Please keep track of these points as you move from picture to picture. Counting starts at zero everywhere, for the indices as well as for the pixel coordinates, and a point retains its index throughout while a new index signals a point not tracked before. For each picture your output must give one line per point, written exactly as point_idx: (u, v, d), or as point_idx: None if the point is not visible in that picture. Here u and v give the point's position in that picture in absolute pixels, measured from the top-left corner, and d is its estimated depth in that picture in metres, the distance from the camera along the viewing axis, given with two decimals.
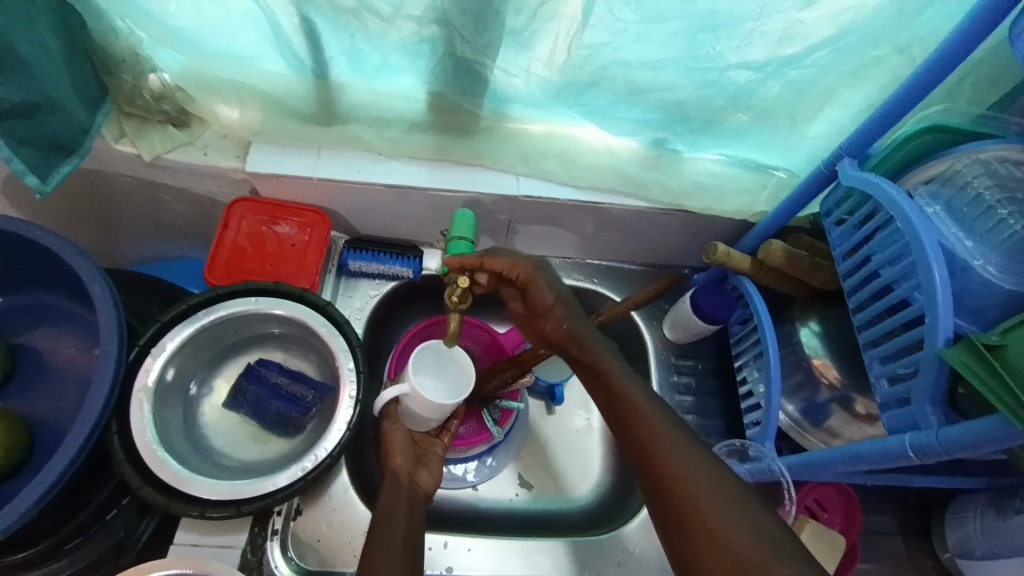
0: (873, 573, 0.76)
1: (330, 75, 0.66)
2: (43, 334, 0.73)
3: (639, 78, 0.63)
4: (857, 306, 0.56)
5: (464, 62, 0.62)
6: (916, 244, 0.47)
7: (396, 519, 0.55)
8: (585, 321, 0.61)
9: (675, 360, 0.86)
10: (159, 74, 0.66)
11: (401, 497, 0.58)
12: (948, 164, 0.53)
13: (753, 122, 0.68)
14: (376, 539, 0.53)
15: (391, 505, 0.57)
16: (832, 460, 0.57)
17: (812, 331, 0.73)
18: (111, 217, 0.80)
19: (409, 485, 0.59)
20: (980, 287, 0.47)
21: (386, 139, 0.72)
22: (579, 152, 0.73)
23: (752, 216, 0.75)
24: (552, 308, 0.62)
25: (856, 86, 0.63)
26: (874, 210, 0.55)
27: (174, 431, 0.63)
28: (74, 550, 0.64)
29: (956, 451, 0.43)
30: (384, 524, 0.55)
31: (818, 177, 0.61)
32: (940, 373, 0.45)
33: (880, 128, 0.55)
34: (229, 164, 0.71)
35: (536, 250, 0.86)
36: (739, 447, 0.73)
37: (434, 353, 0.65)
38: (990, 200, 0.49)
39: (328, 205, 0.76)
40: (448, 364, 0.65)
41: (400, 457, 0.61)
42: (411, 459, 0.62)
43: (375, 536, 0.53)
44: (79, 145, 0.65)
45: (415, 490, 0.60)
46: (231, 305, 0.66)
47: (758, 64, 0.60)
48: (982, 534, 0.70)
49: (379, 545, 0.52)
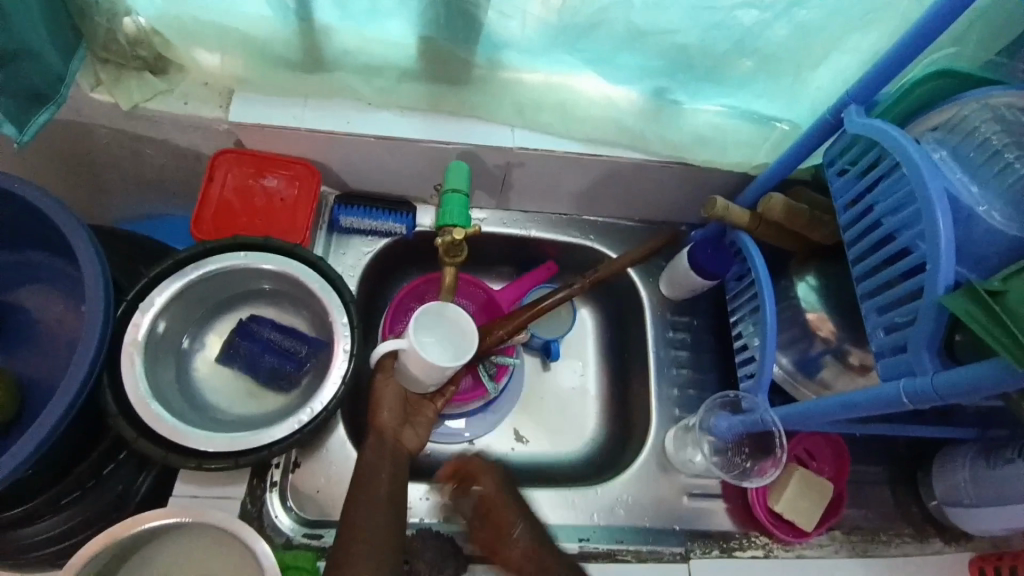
0: (861, 520, 0.78)
1: (315, 18, 0.62)
2: (30, 292, 0.71)
3: (639, 21, 0.61)
4: (856, 257, 0.56)
5: (456, 3, 0.59)
6: (921, 191, 0.46)
7: (379, 479, 0.58)
8: None
9: (671, 316, 0.86)
10: (134, 17, 0.63)
11: (386, 459, 0.60)
12: (955, 110, 0.51)
13: (757, 69, 0.66)
14: (361, 498, 0.56)
15: (374, 464, 0.59)
16: (825, 409, 0.57)
17: (808, 286, 0.73)
18: (93, 173, 0.77)
19: (392, 445, 0.62)
20: (984, 235, 0.46)
21: (377, 88, 0.69)
22: (577, 103, 0.70)
23: (752, 169, 0.73)
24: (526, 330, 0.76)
25: (864, 30, 0.61)
26: (878, 158, 0.53)
27: (167, 387, 0.63)
28: (69, 506, 0.64)
29: (950, 396, 0.43)
30: (369, 484, 0.57)
31: (823, 125, 0.60)
32: (938, 320, 0.44)
33: (889, 72, 0.53)
34: (211, 114, 0.68)
35: (532, 207, 0.84)
36: (732, 399, 0.75)
37: (435, 316, 0.64)
38: (997, 145, 0.48)
39: (317, 158, 0.74)
40: (451, 329, 0.64)
41: (388, 417, 0.63)
42: (398, 418, 0.64)
43: (358, 496, 0.56)
44: (57, 93, 0.63)
45: (398, 451, 0.62)
46: (220, 260, 0.65)
47: (763, 4, 0.58)
48: (971, 483, 0.71)
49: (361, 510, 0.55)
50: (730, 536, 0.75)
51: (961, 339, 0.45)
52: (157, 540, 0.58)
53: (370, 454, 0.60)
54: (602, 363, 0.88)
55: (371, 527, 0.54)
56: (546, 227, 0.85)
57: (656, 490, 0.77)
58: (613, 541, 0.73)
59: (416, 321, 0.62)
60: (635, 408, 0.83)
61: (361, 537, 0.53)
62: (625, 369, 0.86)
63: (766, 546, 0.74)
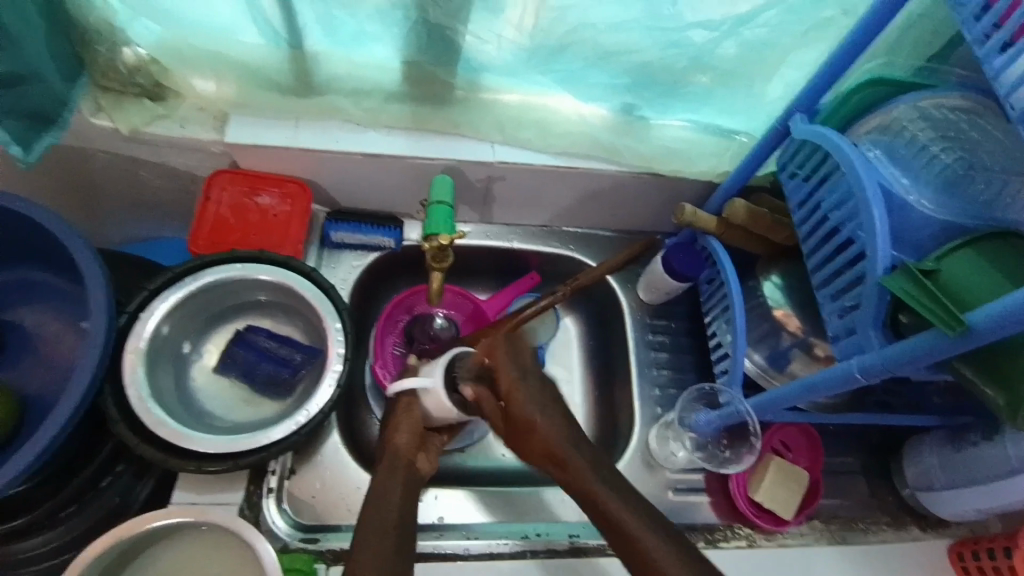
0: (838, 508, 0.81)
1: (306, 45, 0.67)
2: (30, 311, 0.74)
3: (605, 41, 0.66)
4: (810, 251, 0.60)
5: (437, 28, 0.64)
6: (858, 185, 0.51)
7: (392, 496, 0.55)
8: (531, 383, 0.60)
9: (650, 320, 0.90)
10: (134, 48, 0.67)
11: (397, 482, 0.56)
12: (888, 114, 0.57)
13: (714, 84, 0.72)
14: (370, 517, 0.52)
15: (388, 479, 0.56)
16: (792, 395, 0.61)
17: (774, 285, 0.77)
18: (92, 196, 0.81)
19: (409, 462, 0.59)
20: (916, 219, 0.51)
21: (365, 109, 0.74)
22: (552, 119, 0.75)
23: (717, 177, 0.79)
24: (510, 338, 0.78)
25: (807, 46, 0.67)
26: (822, 160, 0.59)
27: (166, 389, 0.66)
28: (67, 519, 0.66)
29: (896, 367, 0.47)
30: (380, 502, 0.54)
31: (774, 134, 0.65)
32: (881, 299, 0.49)
33: (828, 82, 0.59)
34: (207, 136, 0.72)
35: (514, 220, 0.89)
36: (709, 393, 0.79)
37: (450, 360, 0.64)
38: (924, 141, 0.54)
39: (308, 176, 0.78)
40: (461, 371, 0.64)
41: (409, 436, 0.60)
42: (415, 443, 0.60)
43: (367, 512, 0.53)
44: (60, 116, 0.67)
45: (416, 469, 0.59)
46: (218, 271, 0.69)
47: (714, 23, 0.64)
48: (939, 468, 0.75)
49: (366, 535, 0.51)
50: (715, 529, 0.77)
51: (905, 319, 0.49)
52: (165, 538, 0.61)
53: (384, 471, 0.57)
54: (586, 367, 0.91)
55: (375, 542, 0.50)
56: (527, 238, 0.90)
57: (641, 487, 0.79)
58: (603, 536, 0.73)
59: (443, 362, 0.62)
60: (619, 409, 0.86)
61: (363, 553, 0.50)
62: (609, 371, 0.89)
63: (749, 536, 0.77)
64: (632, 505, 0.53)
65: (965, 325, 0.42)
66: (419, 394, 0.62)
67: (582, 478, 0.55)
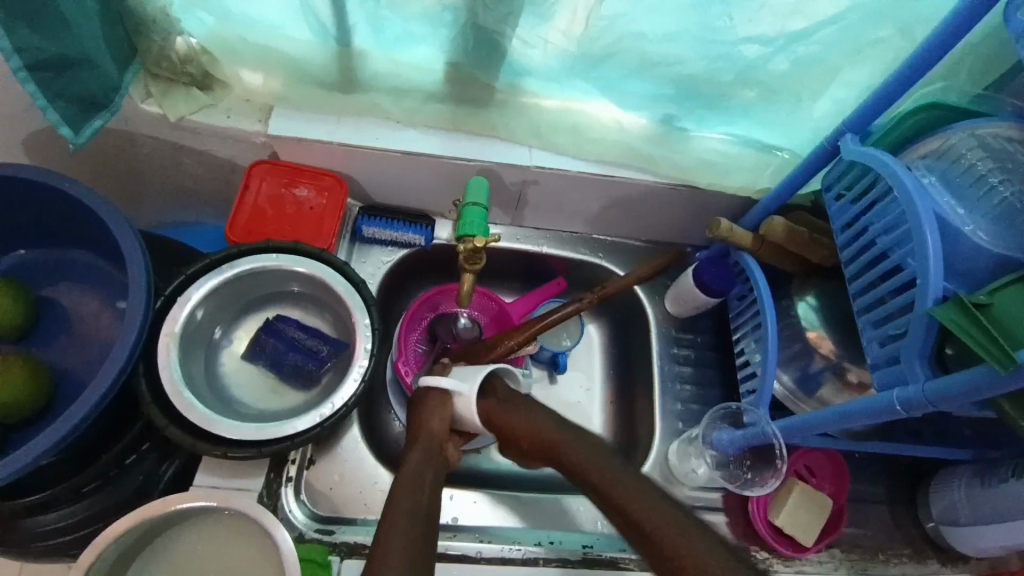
0: (859, 538, 0.79)
1: (352, 42, 0.68)
2: (67, 289, 0.75)
3: (652, 52, 0.66)
4: (852, 275, 0.59)
5: (484, 31, 0.64)
6: (911, 211, 0.50)
7: (422, 489, 0.53)
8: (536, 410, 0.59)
9: (675, 333, 0.89)
10: (187, 37, 0.68)
11: (428, 469, 0.56)
12: (944, 140, 0.56)
13: (759, 99, 0.70)
14: (403, 509, 0.50)
15: (418, 470, 0.55)
16: (823, 420, 0.60)
17: (809, 306, 0.76)
18: (133, 179, 0.82)
19: (438, 455, 0.58)
20: (969, 251, 0.50)
21: (404, 108, 0.74)
22: (591, 126, 0.75)
23: (755, 193, 0.77)
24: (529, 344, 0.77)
25: (859, 65, 0.66)
26: (872, 184, 0.57)
27: (197, 376, 0.67)
28: (89, 496, 0.66)
29: (940, 402, 0.46)
30: (409, 487, 0.53)
31: (821, 153, 0.64)
32: (928, 331, 0.48)
33: (881, 105, 0.58)
34: (251, 127, 0.73)
35: (544, 224, 0.88)
36: (733, 412, 0.78)
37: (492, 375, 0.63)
38: (981, 171, 0.53)
39: (344, 171, 0.78)
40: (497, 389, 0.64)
41: (440, 430, 0.60)
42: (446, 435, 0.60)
43: (400, 501, 0.51)
44: (110, 101, 0.67)
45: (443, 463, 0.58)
46: (252, 261, 0.69)
47: (766, 38, 0.63)
48: (966, 503, 0.73)
49: (400, 512, 0.50)
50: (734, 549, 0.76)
51: (952, 351, 0.48)
52: (189, 520, 0.62)
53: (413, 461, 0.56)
54: (608, 377, 0.91)
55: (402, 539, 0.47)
56: (556, 244, 0.89)
57: None
58: (617, 549, 0.72)
59: (480, 372, 0.61)
60: (639, 421, 0.85)
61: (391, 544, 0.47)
62: (630, 382, 0.89)
63: (765, 560, 0.75)
64: (653, 500, 0.48)
65: (1017, 365, 0.41)
66: (452, 395, 0.60)
67: (590, 468, 0.52)
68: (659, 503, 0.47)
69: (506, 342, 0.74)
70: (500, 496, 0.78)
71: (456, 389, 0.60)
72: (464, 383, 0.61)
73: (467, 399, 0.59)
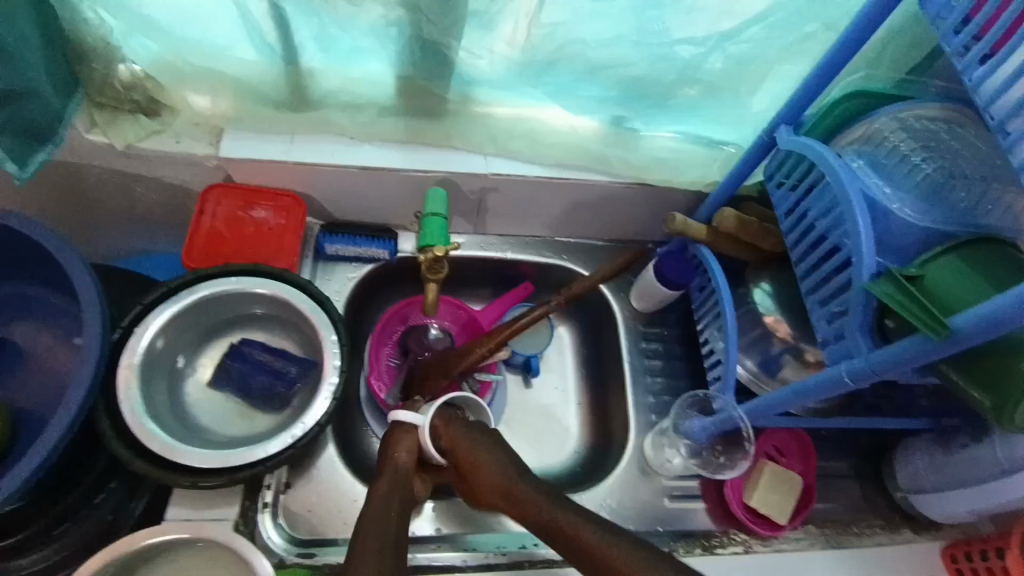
0: (831, 512, 0.82)
1: (300, 61, 0.68)
2: (23, 326, 0.74)
3: (595, 56, 0.68)
4: (798, 259, 0.61)
5: (431, 44, 0.65)
6: (842, 195, 0.53)
7: (387, 519, 0.54)
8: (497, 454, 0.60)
9: (643, 328, 0.90)
10: (130, 65, 0.68)
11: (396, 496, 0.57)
12: (870, 124, 0.59)
13: (701, 96, 0.73)
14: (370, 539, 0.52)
15: (386, 499, 0.57)
16: (783, 399, 0.62)
17: (764, 292, 0.78)
18: (87, 209, 0.81)
19: (405, 488, 0.59)
20: (901, 227, 0.53)
21: (359, 123, 0.75)
22: (543, 131, 0.77)
23: (706, 186, 0.80)
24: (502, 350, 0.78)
25: (791, 60, 0.69)
26: (808, 171, 0.60)
27: (160, 404, 0.66)
28: (59, 538, 0.65)
29: (883, 371, 0.49)
30: (378, 514, 0.55)
31: (760, 145, 0.67)
32: (867, 306, 0.50)
33: (810, 96, 0.61)
34: (202, 151, 0.73)
35: (506, 230, 0.89)
36: (701, 399, 0.79)
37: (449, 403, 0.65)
38: (905, 151, 0.56)
39: (302, 189, 0.78)
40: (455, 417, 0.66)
41: (406, 462, 0.61)
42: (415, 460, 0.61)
43: (365, 532, 0.53)
44: (55, 133, 0.67)
45: (410, 494, 0.59)
46: (212, 285, 0.69)
47: (700, 39, 0.66)
48: (929, 470, 0.76)
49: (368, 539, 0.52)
50: (712, 535, 0.78)
51: (891, 324, 0.50)
52: (163, 555, 0.61)
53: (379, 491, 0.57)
54: (579, 377, 0.92)
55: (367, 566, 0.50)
56: (519, 249, 0.90)
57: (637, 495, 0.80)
58: None
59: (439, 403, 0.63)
60: (612, 417, 0.87)
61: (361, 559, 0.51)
62: (603, 379, 0.90)
63: (745, 542, 0.77)
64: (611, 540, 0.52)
65: (951, 329, 0.43)
66: (417, 427, 0.62)
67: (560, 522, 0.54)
68: (629, 553, 0.50)
69: (479, 348, 0.75)
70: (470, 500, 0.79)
71: (418, 421, 0.62)
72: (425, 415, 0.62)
73: (427, 431, 0.61)
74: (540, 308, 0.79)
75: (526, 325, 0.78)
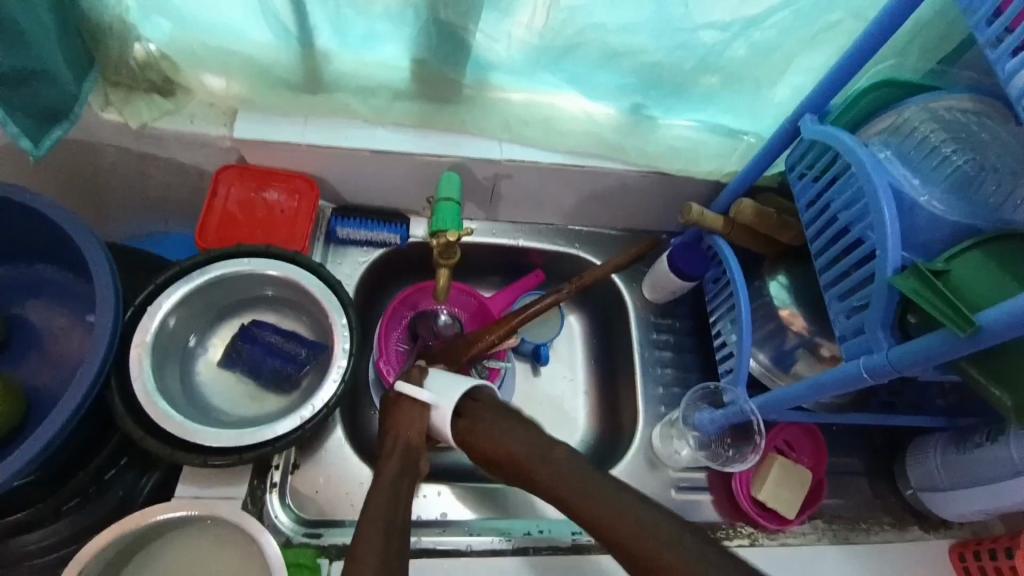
0: (840, 509, 0.81)
1: (315, 43, 0.67)
2: (35, 305, 0.74)
3: (614, 42, 0.66)
4: (817, 252, 0.60)
5: (447, 27, 0.64)
6: (868, 186, 0.51)
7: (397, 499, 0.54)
8: (519, 431, 0.56)
9: (654, 319, 0.90)
10: (145, 44, 0.67)
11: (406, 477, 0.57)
12: (899, 115, 0.57)
13: (722, 85, 0.72)
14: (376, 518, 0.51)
15: (392, 484, 0.55)
16: (797, 393, 0.61)
17: (780, 285, 0.78)
18: (100, 189, 0.81)
19: (413, 467, 0.58)
20: (926, 221, 0.52)
21: (373, 107, 0.74)
22: (559, 118, 0.75)
23: (723, 177, 0.79)
24: (511, 336, 0.78)
25: (816, 48, 0.68)
26: (832, 161, 0.59)
27: (172, 384, 0.66)
28: (70, 513, 0.65)
29: (904, 367, 0.48)
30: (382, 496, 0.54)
31: (782, 135, 0.65)
32: (890, 301, 0.49)
33: (835, 86, 0.59)
34: (216, 132, 0.72)
35: (519, 217, 0.89)
36: (713, 392, 0.79)
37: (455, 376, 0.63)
38: (935, 142, 0.55)
39: (315, 172, 0.78)
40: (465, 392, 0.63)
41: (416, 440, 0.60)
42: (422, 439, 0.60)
43: (372, 512, 0.52)
44: (71, 111, 0.67)
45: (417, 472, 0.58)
46: (225, 266, 0.69)
47: (723, 25, 0.64)
48: (942, 469, 0.75)
49: (374, 518, 0.51)
50: (717, 526, 0.78)
51: (914, 320, 0.49)
52: (172, 532, 0.62)
53: (387, 473, 0.56)
54: (589, 367, 0.92)
55: (373, 547, 0.49)
56: (532, 236, 0.90)
57: (644, 485, 0.80)
58: None
59: (459, 388, 0.61)
60: (622, 408, 0.86)
61: (366, 541, 0.49)
62: (612, 369, 0.90)
63: (751, 535, 0.77)
64: (623, 505, 0.49)
65: (977, 326, 0.42)
66: (431, 407, 0.60)
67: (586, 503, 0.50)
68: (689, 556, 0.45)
69: (489, 333, 0.75)
70: (476, 485, 0.79)
71: (433, 402, 0.60)
72: (439, 394, 0.60)
73: (443, 412, 0.59)
74: (551, 297, 0.79)
75: (537, 313, 0.78)
